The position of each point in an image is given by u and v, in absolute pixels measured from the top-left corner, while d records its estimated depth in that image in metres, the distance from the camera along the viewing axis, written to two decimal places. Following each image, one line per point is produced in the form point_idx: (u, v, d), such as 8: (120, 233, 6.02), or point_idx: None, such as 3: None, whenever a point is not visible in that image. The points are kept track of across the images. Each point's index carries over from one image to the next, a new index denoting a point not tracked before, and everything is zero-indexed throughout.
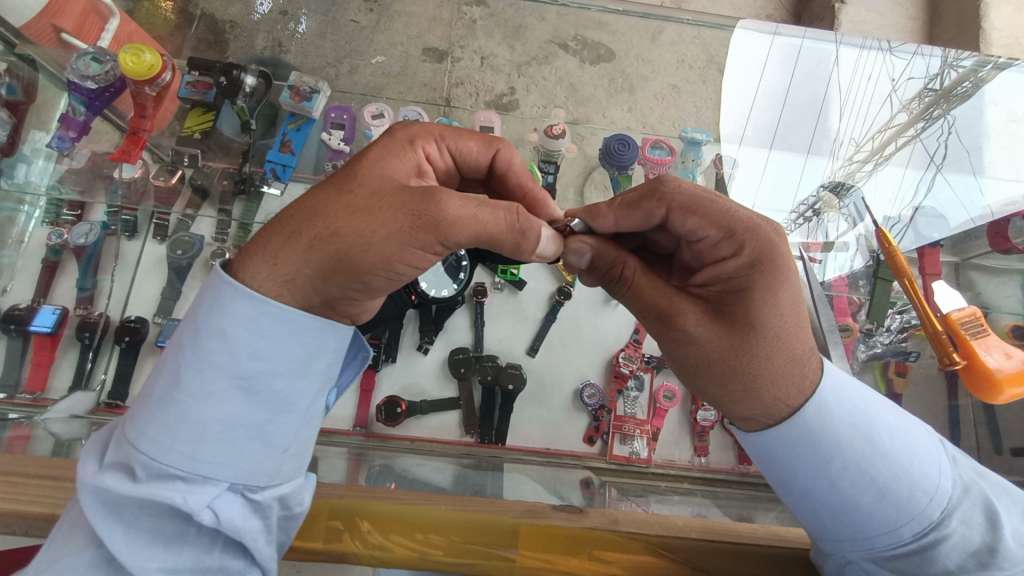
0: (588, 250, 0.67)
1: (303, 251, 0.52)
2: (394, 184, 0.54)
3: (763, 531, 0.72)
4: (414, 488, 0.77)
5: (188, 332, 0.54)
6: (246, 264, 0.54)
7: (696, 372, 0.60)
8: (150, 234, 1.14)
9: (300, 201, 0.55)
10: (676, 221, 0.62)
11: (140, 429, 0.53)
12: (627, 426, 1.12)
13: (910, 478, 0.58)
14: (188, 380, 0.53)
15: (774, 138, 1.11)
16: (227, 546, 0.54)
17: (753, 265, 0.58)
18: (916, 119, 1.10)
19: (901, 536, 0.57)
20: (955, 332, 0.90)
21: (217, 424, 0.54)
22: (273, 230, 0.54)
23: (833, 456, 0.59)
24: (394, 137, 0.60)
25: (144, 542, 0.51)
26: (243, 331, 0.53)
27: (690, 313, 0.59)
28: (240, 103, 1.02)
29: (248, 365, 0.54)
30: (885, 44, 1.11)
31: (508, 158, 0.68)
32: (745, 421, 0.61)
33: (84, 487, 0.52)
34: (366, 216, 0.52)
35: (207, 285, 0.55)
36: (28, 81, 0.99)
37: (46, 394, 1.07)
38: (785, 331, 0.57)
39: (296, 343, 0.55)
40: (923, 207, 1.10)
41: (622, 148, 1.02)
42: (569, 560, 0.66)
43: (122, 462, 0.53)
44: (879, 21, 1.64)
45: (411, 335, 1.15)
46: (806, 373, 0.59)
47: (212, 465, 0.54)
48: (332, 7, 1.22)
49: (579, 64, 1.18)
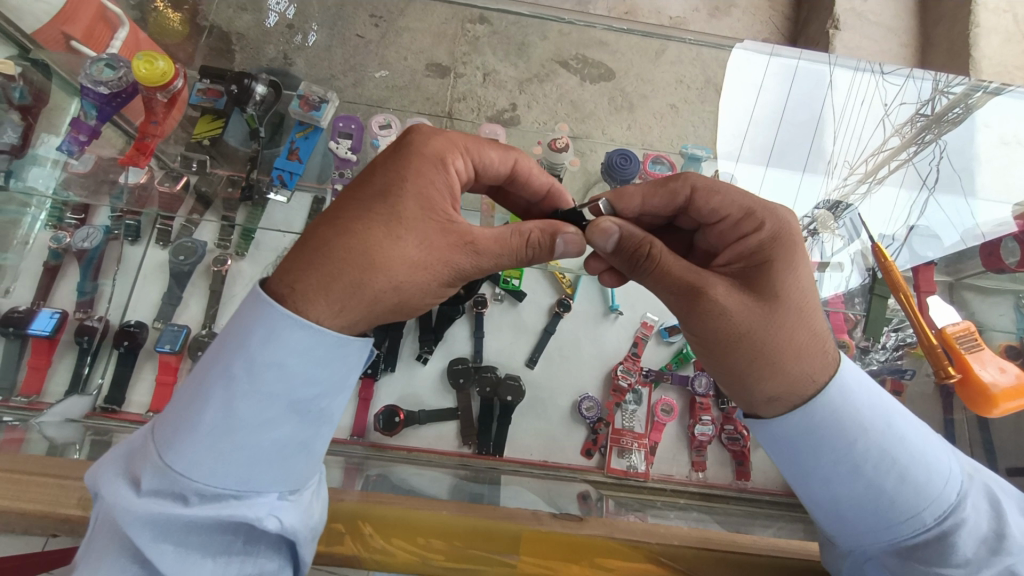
0: (616, 232, 0.66)
1: (365, 303, 0.55)
2: (440, 227, 0.58)
3: (767, 543, 0.76)
4: (411, 495, 0.80)
5: (241, 362, 0.54)
6: (306, 305, 0.54)
7: (727, 350, 0.61)
8: (153, 239, 1.16)
9: (344, 239, 0.54)
10: (700, 200, 0.70)
11: (188, 459, 0.54)
12: (625, 439, 1.12)
13: (927, 461, 0.61)
14: (244, 409, 0.54)
15: (771, 154, 1.13)
16: (270, 548, 0.59)
17: (773, 239, 0.64)
18: (908, 143, 1.12)
19: (923, 522, 0.59)
20: (952, 349, 0.92)
21: (272, 444, 0.56)
22: (321, 274, 0.53)
23: (856, 437, 0.61)
24: (424, 157, 0.61)
25: (195, 558, 0.55)
26: (300, 360, 0.54)
27: (720, 285, 0.61)
28: (250, 111, 1.03)
29: (302, 390, 0.56)
30: (877, 69, 1.14)
31: (526, 166, 0.73)
32: (771, 404, 0.62)
33: (132, 517, 0.53)
34: (423, 270, 0.57)
35: (259, 314, 0.53)
36: (40, 87, 1.01)
37: (42, 398, 1.07)
38: (806, 304, 0.61)
39: (346, 365, 0.57)
40: (918, 227, 1.11)
41: (624, 162, 1.06)
42: (571, 567, 0.70)
43: (166, 488, 0.54)
44: (873, 47, 1.67)
45: (411, 345, 1.16)
46: (827, 351, 0.62)
47: (262, 482, 0.57)
48: (339, 21, 1.21)
49: (580, 82, 1.20)
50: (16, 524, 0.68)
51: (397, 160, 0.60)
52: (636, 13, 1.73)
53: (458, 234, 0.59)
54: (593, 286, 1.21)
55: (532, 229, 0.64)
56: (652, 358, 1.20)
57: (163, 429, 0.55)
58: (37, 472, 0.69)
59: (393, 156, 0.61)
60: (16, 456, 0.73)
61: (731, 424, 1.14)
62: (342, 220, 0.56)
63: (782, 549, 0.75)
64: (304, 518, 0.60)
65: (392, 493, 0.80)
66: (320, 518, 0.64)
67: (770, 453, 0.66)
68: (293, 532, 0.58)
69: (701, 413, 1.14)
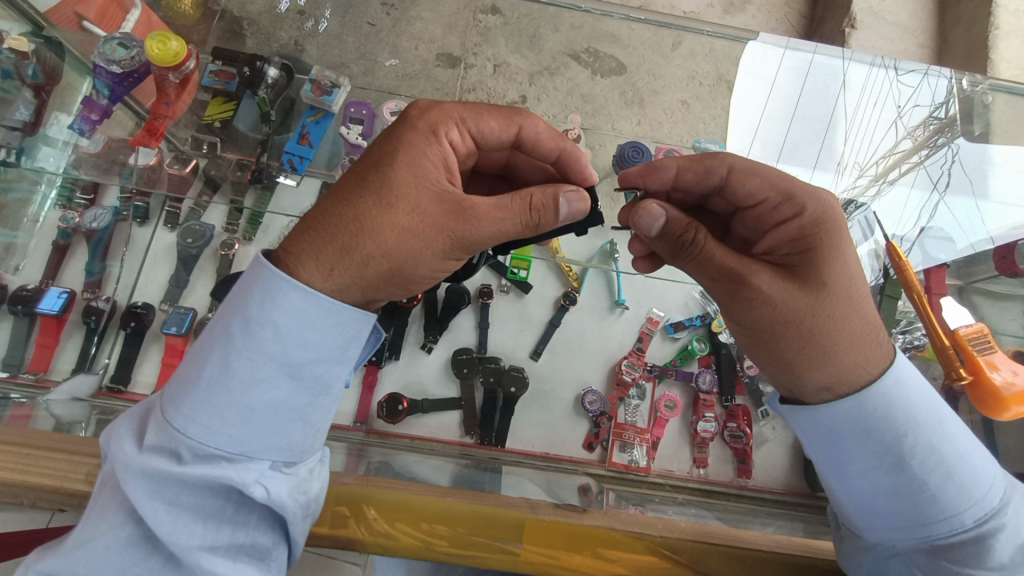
0: (662, 216, 0.65)
1: (357, 266, 0.57)
2: (434, 197, 0.59)
3: (768, 539, 0.76)
4: (416, 482, 0.80)
5: (237, 322, 0.56)
6: (299, 266, 0.57)
7: (773, 336, 0.62)
8: (162, 222, 1.18)
9: (341, 209, 0.59)
10: (737, 182, 0.69)
11: (187, 415, 0.56)
12: (627, 433, 1.11)
13: (972, 464, 0.62)
14: (238, 367, 0.56)
15: (783, 151, 1.11)
16: (261, 523, 0.59)
17: (817, 224, 0.64)
18: (920, 146, 1.10)
19: (962, 523, 0.60)
20: (964, 351, 0.91)
21: (266, 407, 0.57)
22: (316, 239, 0.58)
23: (907, 431, 0.61)
24: (417, 130, 0.62)
25: (186, 520, 0.55)
26: (296, 323, 0.57)
27: (763, 273, 0.62)
28: (262, 94, 1.01)
29: (296, 354, 0.58)
30: (894, 67, 1.12)
31: (533, 131, 0.69)
32: (821, 393, 0.63)
33: (131, 470, 0.55)
34: (412, 239, 0.58)
35: (259, 276, 0.57)
36: (52, 66, 0.99)
37: (49, 376, 1.08)
38: (856, 291, 0.62)
39: (339, 333, 0.59)
40: (930, 229, 1.10)
41: (636, 155, 1.04)
42: (572, 557, 0.71)
43: (165, 445, 0.56)
44: (889, 47, 1.66)
45: (416, 333, 1.17)
46: (880, 342, 0.63)
47: (256, 447, 0.58)
48: (351, 8, 1.21)
49: (591, 75, 1.18)
50: (25, 497, 0.70)
51: (392, 135, 0.62)
52: (651, 6, 1.72)
53: (452, 203, 0.59)
54: (600, 279, 1.20)
55: (532, 191, 0.61)
56: (658, 353, 1.19)
57: (170, 389, 0.59)
58: (44, 446, 0.70)
59: (389, 132, 0.63)
60: (23, 430, 0.73)
61: (734, 422, 1.13)
62: (341, 192, 0.60)
63: (780, 543, 0.75)
64: (295, 493, 0.60)
65: (394, 479, 0.80)
66: (315, 497, 0.63)
67: (806, 442, 0.67)
68: (281, 504, 0.58)
69: (705, 410, 1.14)
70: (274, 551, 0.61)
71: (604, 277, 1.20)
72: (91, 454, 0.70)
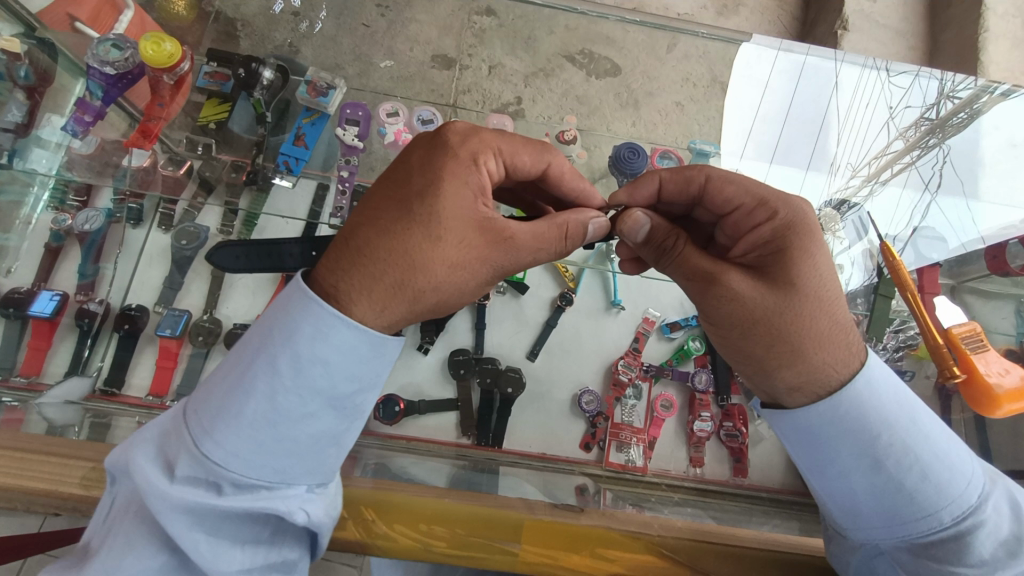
0: (646, 224, 0.69)
1: (409, 300, 0.58)
2: (476, 227, 0.60)
3: (761, 537, 0.77)
4: (415, 484, 0.80)
5: (286, 357, 0.55)
6: (353, 300, 0.57)
7: (741, 332, 0.63)
8: (156, 223, 1.16)
9: (385, 241, 0.57)
10: (714, 190, 0.71)
11: (227, 449, 0.55)
12: (624, 433, 1.12)
13: (950, 460, 0.62)
14: (285, 402, 0.55)
15: (775, 153, 1.12)
16: (294, 538, 0.61)
17: (787, 227, 0.65)
18: (911, 147, 1.12)
19: (941, 520, 0.60)
20: (955, 348, 0.92)
21: (308, 438, 0.57)
22: (365, 274, 0.57)
23: (881, 432, 0.61)
24: (458, 158, 0.61)
25: (225, 546, 0.56)
26: (344, 358, 0.56)
27: (734, 273, 0.64)
28: (257, 94, 1.02)
29: (343, 387, 0.57)
30: (885, 69, 1.13)
31: (559, 168, 0.72)
32: (795, 394, 0.63)
33: (168, 504, 0.53)
34: (459, 271, 0.60)
35: (306, 310, 0.55)
36: (45, 67, 0.99)
37: (41, 379, 1.06)
38: (825, 291, 0.62)
39: (382, 363, 0.58)
40: (922, 229, 1.11)
41: (632, 156, 1.04)
42: (571, 557, 0.70)
43: (202, 476, 0.55)
44: (880, 49, 1.67)
45: (413, 335, 1.16)
46: (854, 346, 0.63)
47: (292, 474, 0.58)
48: (346, 11, 1.22)
49: (585, 77, 1.19)
50: (19, 501, 0.69)
51: (431, 161, 0.61)
52: (645, 8, 1.73)
53: (494, 231, 0.61)
54: (595, 281, 1.20)
55: (568, 220, 0.67)
56: (654, 353, 1.19)
57: (200, 415, 0.56)
58: (37, 450, 0.69)
59: (426, 156, 0.62)
60: (16, 434, 0.72)
61: (729, 421, 1.14)
62: (383, 222, 0.58)
63: (777, 542, 0.76)
64: (329, 510, 0.61)
65: (395, 482, 0.80)
66: (340, 508, 0.65)
67: (785, 445, 0.67)
68: (318, 525, 0.60)
69: (701, 409, 1.15)
70: (301, 564, 0.63)
71: (599, 279, 1.20)
72: (87, 458, 0.70)
